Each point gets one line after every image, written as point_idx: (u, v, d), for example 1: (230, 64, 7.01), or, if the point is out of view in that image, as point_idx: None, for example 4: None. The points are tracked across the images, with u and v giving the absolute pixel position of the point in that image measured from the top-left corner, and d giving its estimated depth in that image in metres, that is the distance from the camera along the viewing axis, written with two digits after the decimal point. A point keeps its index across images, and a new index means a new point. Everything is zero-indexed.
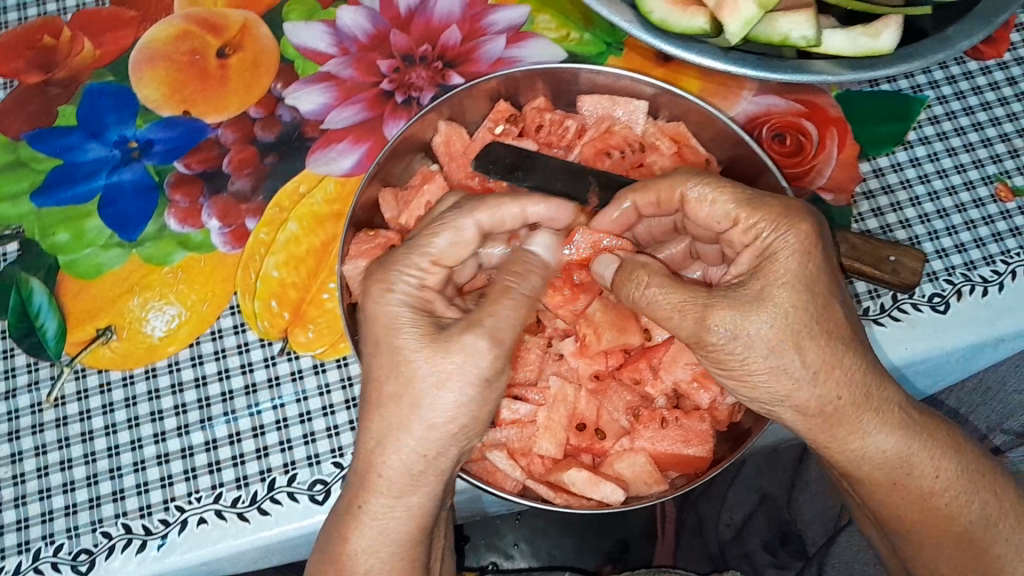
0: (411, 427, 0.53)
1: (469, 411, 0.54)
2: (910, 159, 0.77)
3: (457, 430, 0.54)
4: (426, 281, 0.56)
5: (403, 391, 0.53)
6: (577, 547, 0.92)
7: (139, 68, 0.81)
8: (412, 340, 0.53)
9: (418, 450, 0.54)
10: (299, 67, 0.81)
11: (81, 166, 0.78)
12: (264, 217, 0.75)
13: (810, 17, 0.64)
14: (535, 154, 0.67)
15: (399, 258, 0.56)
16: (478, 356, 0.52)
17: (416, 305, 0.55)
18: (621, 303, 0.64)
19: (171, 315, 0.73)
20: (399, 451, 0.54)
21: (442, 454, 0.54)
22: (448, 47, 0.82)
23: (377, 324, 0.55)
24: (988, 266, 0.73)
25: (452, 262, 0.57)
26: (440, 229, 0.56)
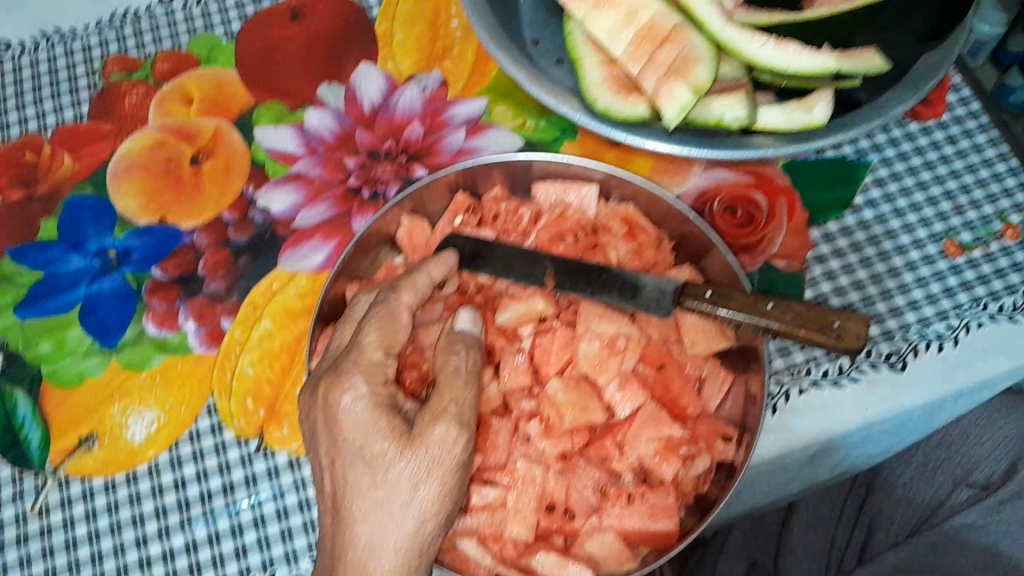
0: (397, 528, 0.54)
1: (450, 495, 0.55)
2: (859, 222, 0.80)
3: (438, 519, 0.55)
4: (383, 376, 0.57)
5: (383, 496, 0.54)
6: None
7: (116, 179, 0.85)
8: (387, 440, 0.54)
9: (404, 550, 0.54)
10: (269, 169, 0.85)
11: (62, 277, 0.81)
12: (238, 315, 0.78)
13: (741, 98, 0.69)
14: (493, 243, 0.70)
15: (353, 360, 0.57)
16: (442, 444, 0.54)
17: (380, 403, 0.55)
18: (582, 382, 0.67)
19: (150, 420, 0.74)
20: (386, 555, 0.54)
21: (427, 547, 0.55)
22: (411, 141, 0.86)
23: (345, 430, 0.55)
24: (943, 321, 0.75)
25: (394, 349, 0.59)
26: (376, 317, 0.59)
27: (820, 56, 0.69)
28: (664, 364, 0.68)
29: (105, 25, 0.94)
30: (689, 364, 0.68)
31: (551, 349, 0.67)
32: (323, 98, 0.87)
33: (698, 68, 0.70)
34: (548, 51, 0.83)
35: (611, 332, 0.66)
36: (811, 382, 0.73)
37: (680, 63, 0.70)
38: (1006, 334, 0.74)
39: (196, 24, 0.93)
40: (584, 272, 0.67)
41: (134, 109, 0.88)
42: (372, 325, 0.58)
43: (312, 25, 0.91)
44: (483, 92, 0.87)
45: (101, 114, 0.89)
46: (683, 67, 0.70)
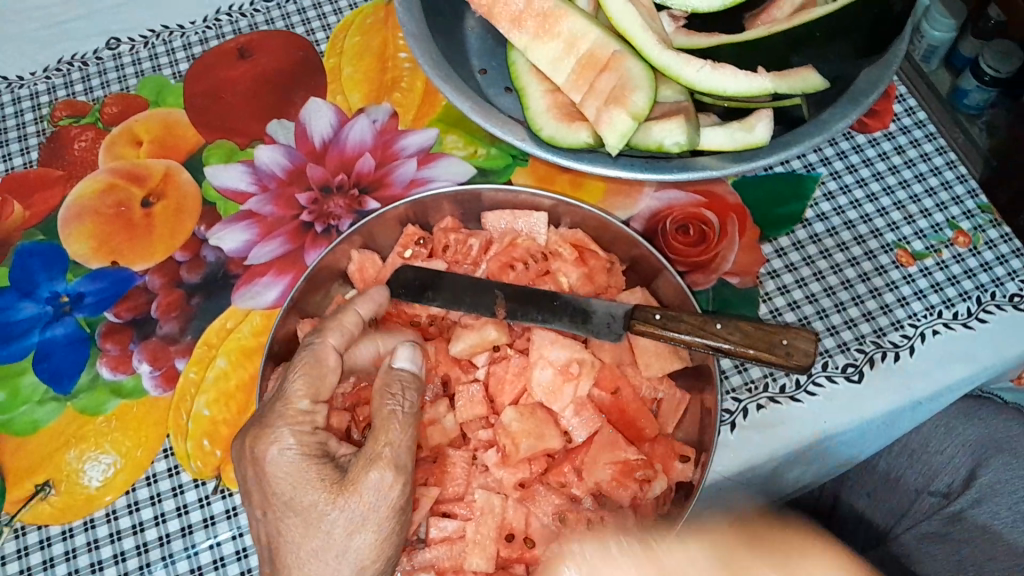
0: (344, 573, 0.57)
1: (387, 542, 0.58)
2: (810, 236, 0.81)
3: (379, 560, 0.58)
4: (312, 424, 0.59)
5: (319, 546, 0.57)
6: None
7: (67, 224, 0.84)
8: (318, 491, 0.56)
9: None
10: (221, 208, 0.84)
11: (14, 325, 0.80)
12: (193, 356, 0.77)
13: (680, 123, 0.71)
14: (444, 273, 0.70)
15: (280, 411, 0.58)
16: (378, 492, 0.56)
17: (310, 453, 0.57)
18: (539, 409, 0.67)
19: (107, 464, 0.73)
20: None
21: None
22: (363, 173, 0.86)
23: (276, 482, 0.57)
24: (897, 331, 0.75)
25: (322, 395, 0.60)
26: (304, 365, 0.60)
27: (754, 79, 0.72)
28: (619, 387, 0.68)
29: (52, 71, 0.95)
30: (644, 386, 0.68)
31: (505, 377, 0.68)
32: (274, 134, 0.87)
33: (637, 94, 0.72)
34: (497, 80, 0.85)
35: (564, 358, 0.66)
36: (769, 396, 0.73)
37: (620, 89, 0.73)
38: (959, 342, 0.74)
39: (144, 67, 0.94)
40: (532, 297, 0.67)
41: (85, 153, 0.88)
42: (297, 374, 0.59)
43: (260, 63, 0.92)
44: (435, 123, 0.88)
45: (51, 159, 0.89)
46: (623, 93, 0.73)
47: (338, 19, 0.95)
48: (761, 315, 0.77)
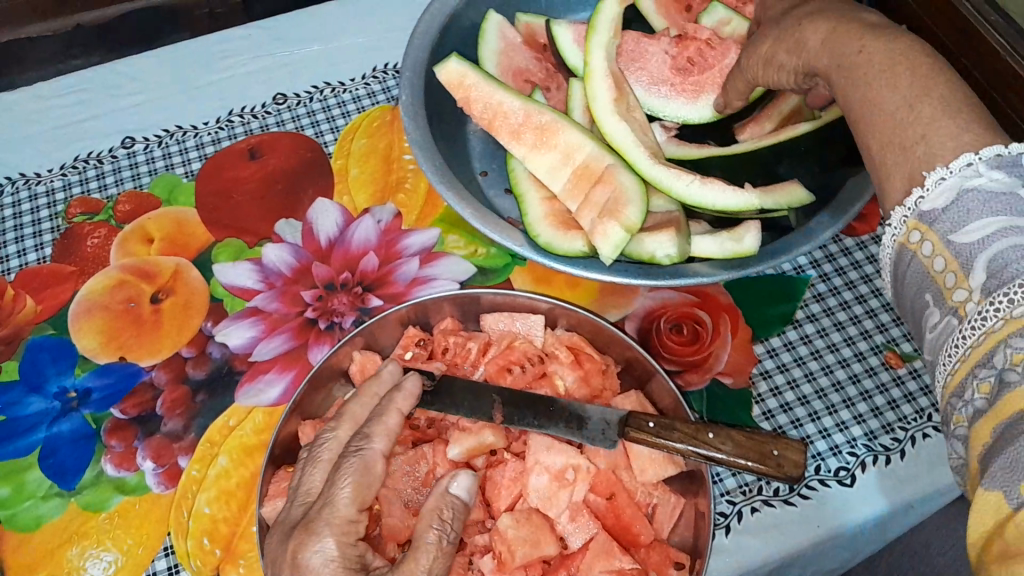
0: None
1: None
2: (801, 337, 0.83)
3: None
4: (353, 535, 0.62)
5: None
6: None
7: (77, 319, 0.87)
8: None
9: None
10: (227, 304, 0.87)
11: (21, 420, 0.81)
12: (196, 454, 0.79)
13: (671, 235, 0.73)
14: (445, 376, 0.73)
15: (325, 518, 0.61)
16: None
17: (349, 564, 0.60)
18: (535, 513, 0.67)
19: (108, 562, 0.74)
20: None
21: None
22: (367, 272, 0.88)
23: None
24: (888, 434, 0.77)
25: (367, 502, 0.64)
26: (351, 473, 0.63)
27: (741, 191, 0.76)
28: (614, 493, 0.68)
29: (68, 168, 0.98)
30: (639, 491, 0.69)
31: (502, 482, 0.69)
32: (281, 234, 0.90)
33: (631, 205, 0.76)
34: (496, 182, 0.88)
35: (560, 463, 0.67)
36: (763, 499, 0.74)
37: (613, 200, 0.77)
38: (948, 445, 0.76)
39: (158, 165, 0.98)
40: (531, 404, 0.70)
41: (97, 249, 0.91)
42: (349, 482, 0.63)
43: (270, 164, 0.96)
44: (437, 223, 0.91)
45: (64, 255, 0.92)
46: (616, 205, 0.76)
47: (346, 121, 1.00)
48: (755, 416, 0.78)
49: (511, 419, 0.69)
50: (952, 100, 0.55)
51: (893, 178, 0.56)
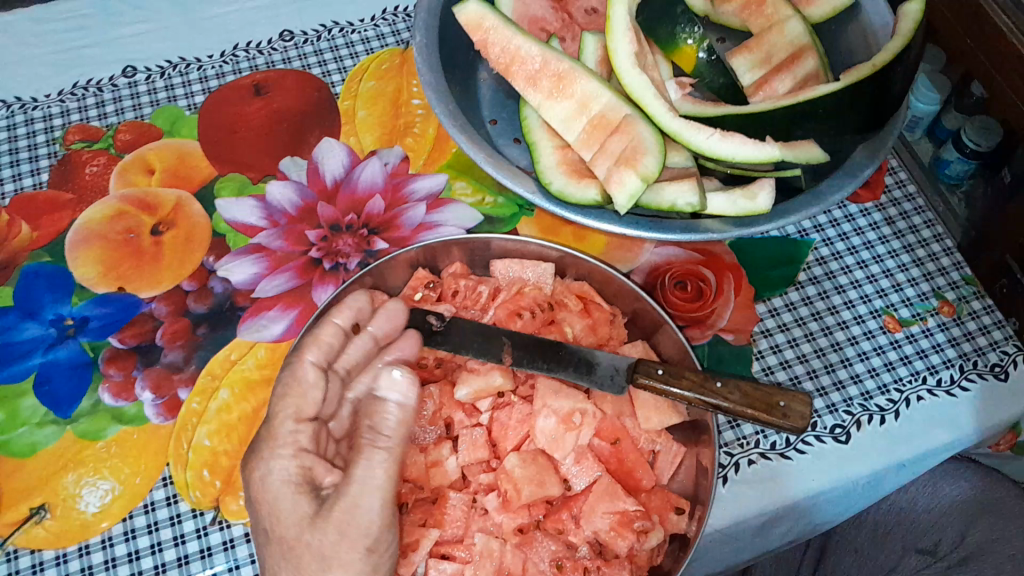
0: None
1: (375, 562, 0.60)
2: (802, 298, 0.84)
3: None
4: (297, 447, 0.63)
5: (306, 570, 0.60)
6: None
7: (75, 248, 0.85)
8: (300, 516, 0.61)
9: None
10: (230, 240, 0.86)
11: (16, 345, 0.80)
12: (196, 386, 0.78)
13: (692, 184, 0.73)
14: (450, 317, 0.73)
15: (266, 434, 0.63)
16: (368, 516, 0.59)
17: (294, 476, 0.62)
18: (540, 456, 0.68)
19: (104, 490, 0.73)
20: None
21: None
22: (372, 214, 0.88)
23: (263, 504, 0.62)
24: (883, 395, 0.78)
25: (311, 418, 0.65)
26: (286, 391, 0.65)
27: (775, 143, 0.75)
28: (619, 438, 0.70)
29: (66, 95, 0.96)
30: (642, 439, 0.70)
31: (508, 424, 0.69)
32: (286, 172, 0.89)
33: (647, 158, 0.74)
34: (505, 131, 0.87)
35: (567, 407, 0.68)
36: (761, 452, 0.75)
37: (630, 152, 0.76)
38: (943, 409, 0.77)
39: (159, 97, 0.96)
40: (541, 348, 0.70)
41: (95, 178, 0.89)
42: (285, 399, 0.65)
43: (275, 101, 0.95)
44: (444, 169, 0.91)
45: (61, 183, 0.90)
46: (630, 154, 0.75)
47: (353, 63, 0.99)
48: (755, 372, 0.79)
49: (522, 362, 0.69)
50: None
51: None
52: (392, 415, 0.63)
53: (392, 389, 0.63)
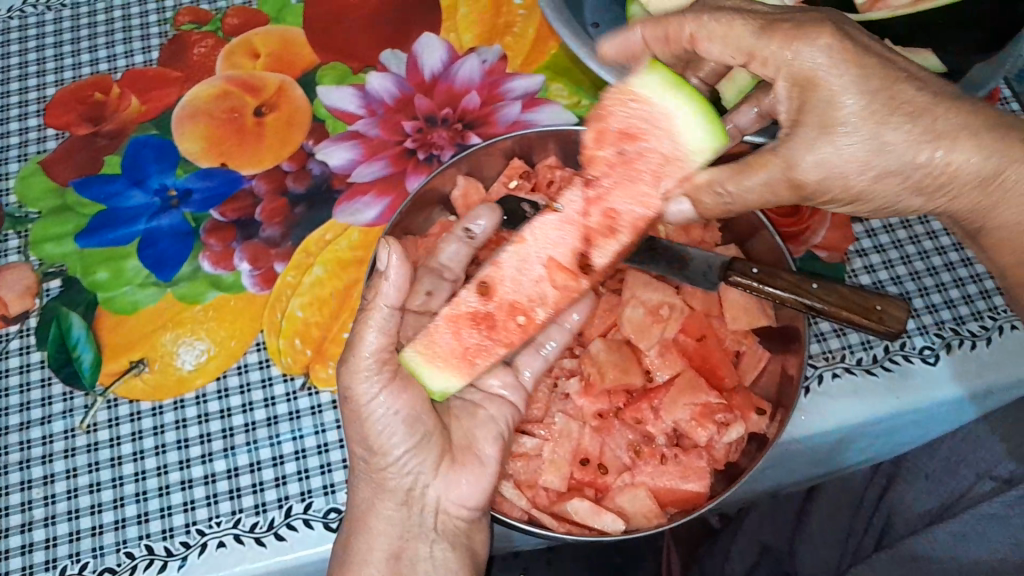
0: (389, 488, 0.62)
1: (389, 429, 0.60)
2: (902, 221, 0.82)
3: (417, 435, 0.61)
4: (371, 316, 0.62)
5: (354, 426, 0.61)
6: None
7: (181, 123, 0.88)
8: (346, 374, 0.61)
9: (408, 490, 0.62)
10: (329, 126, 0.87)
11: (123, 211, 0.83)
12: (292, 260, 0.80)
13: None
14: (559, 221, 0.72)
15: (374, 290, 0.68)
16: (371, 384, 0.59)
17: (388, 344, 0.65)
18: (625, 346, 0.69)
19: (201, 350, 0.77)
20: (392, 497, 0.62)
21: (460, 484, 0.63)
22: (468, 109, 0.88)
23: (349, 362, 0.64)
24: (976, 321, 0.77)
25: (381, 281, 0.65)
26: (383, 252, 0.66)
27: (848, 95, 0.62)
28: (704, 336, 0.70)
29: None
30: (728, 338, 0.70)
31: (597, 312, 0.71)
32: (386, 64, 0.90)
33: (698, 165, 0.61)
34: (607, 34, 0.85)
35: (655, 300, 0.68)
36: (846, 367, 0.75)
37: (659, 161, 0.63)
38: None
39: None
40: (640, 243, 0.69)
41: (202, 58, 0.92)
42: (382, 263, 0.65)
43: None
44: (542, 70, 0.90)
45: (170, 61, 0.92)
46: (636, 126, 0.62)
47: None
48: None
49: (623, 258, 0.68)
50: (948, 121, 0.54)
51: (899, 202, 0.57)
52: (388, 294, 0.58)
53: (384, 270, 0.58)
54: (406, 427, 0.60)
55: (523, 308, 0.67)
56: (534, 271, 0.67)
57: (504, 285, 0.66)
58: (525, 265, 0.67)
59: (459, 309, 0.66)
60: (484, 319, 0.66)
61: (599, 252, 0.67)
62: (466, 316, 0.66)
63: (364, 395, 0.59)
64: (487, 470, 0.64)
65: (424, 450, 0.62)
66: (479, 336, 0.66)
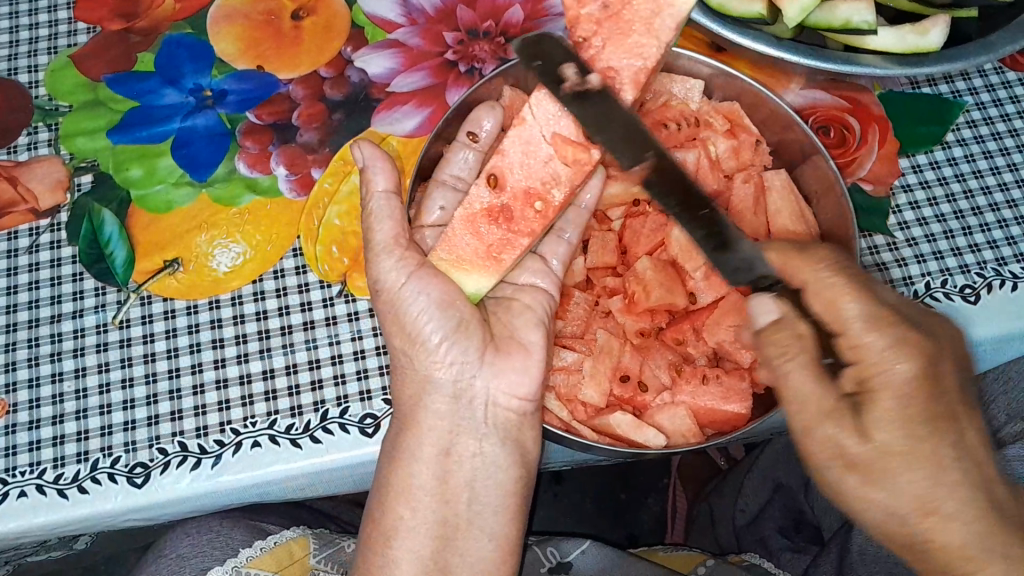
0: (435, 382, 0.63)
1: (432, 316, 0.61)
2: (947, 158, 0.81)
3: (454, 322, 0.62)
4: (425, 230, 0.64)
5: (395, 316, 0.62)
6: (614, 516, 1.05)
7: (217, 23, 0.84)
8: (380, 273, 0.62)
9: (454, 383, 0.63)
10: (369, 33, 0.84)
11: (157, 109, 0.81)
12: (329, 168, 0.79)
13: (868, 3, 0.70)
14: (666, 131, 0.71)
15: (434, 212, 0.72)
16: (396, 272, 0.61)
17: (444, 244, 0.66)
18: (669, 265, 0.69)
19: (236, 253, 0.76)
20: (440, 390, 0.63)
21: (508, 373, 0.63)
22: (511, 24, 0.85)
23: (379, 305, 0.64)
24: (1018, 263, 0.76)
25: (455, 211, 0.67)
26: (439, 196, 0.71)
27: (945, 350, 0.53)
28: None
29: None
30: None
31: (642, 232, 0.70)
32: None
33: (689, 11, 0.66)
34: None
35: None
36: None
37: (651, 8, 0.67)
38: None
39: None
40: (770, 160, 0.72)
41: None
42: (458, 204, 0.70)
43: None
44: None
45: None
46: None
47: None
48: (890, 226, 0.77)
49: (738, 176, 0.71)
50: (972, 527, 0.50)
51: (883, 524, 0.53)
52: (378, 181, 0.61)
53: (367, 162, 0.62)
54: (439, 313, 0.62)
55: (538, 193, 0.67)
56: (540, 153, 0.67)
57: (513, 174, 0.67)
58: (530, 147, 0.67)
59: (472, 208, 0.66)
60: (500, 213, 0.67)
61: None
62: (482, 212, 0.66)
63: (395, 284, 0.61)
64: (532, 356, 0.65)
65: (463, 339, 0.62)
66: (499, 231, 0.67)
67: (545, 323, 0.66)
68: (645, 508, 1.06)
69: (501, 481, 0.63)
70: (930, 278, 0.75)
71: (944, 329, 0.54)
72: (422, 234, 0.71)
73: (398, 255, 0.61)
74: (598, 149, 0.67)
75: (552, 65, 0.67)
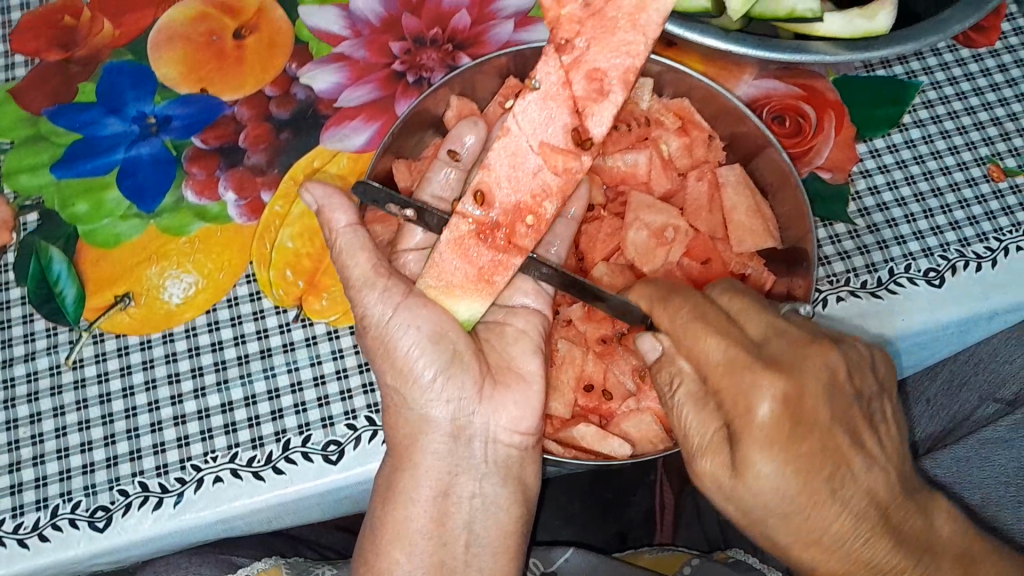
0: (432, 420, 0.61)
1: (427, 351, 0.60)
2: (906, 141, 0.80)
3: (447, 353, 0.60)
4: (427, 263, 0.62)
5: (385, 351, 0.60)
6: (601, 512, 1.00)
7: (157, 48, 0.82)
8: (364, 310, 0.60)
9: (453, 420, 0.62)
10: (313, 48, 0.82)
11: (100, 140, 0.79)
12: (278, 190, 0.77)
13: None
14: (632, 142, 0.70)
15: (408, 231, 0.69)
16: (382, 304, 0.59)
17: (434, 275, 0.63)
18: (628, 270, 0.68)
19: (188, 283, 0.74)
20: (438, 429, 0.62)
21: (508, 408, 0.62)
22: (457, 30, 0.83)
23: (360, 342, 0.63)
24: (982, 243, 0.75)
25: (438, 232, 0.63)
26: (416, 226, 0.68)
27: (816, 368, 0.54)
28: (709, 259, 0.69)
29: None
30: (732, 262, 0.69)
31: (597, 237, 0.70)
32: None
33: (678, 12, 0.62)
34: None
35: (659, 222, 0.67)
36: (850, 291, 0.73)
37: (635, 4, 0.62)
38: None
39: None
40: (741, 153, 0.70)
41: None
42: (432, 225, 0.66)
43: None
44: None
45: None
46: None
47: None
48: (851, 213, 0.76)
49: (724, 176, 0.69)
50: (844, 537, 0.54)
51: (806, 548, 0.55)
52: (338, 217, 0.59)
53: (325, 201, 0.60)
54: (432, 347, 0.60)
55: (529, 206, 0.63)
56: (528, 164, 0.63)
57: (501, 187, 0.63)
58: (517, 158, 0.63)
59: (459, 230, 0.62)
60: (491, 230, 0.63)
61: (595, 119, 0.63)
62: (470, 233, 0.62)
63: (381, 318, 0.59)
64: (531, 385, 0.64)
65: (458, 373, 0.61)
66: (490, 252, 0.63)
67: (541, 349, 0.65)
68: (632, 505, 1.00)
69: (502, 522, 0.63)
70: (894, 264, 0.74)
71: (813, 362, 0.54)
72: (404, 260, 0.68)
73: (382, 287, 0.59)
74: (586, 155, 0.63)
75: (535, 68, 0.62)
